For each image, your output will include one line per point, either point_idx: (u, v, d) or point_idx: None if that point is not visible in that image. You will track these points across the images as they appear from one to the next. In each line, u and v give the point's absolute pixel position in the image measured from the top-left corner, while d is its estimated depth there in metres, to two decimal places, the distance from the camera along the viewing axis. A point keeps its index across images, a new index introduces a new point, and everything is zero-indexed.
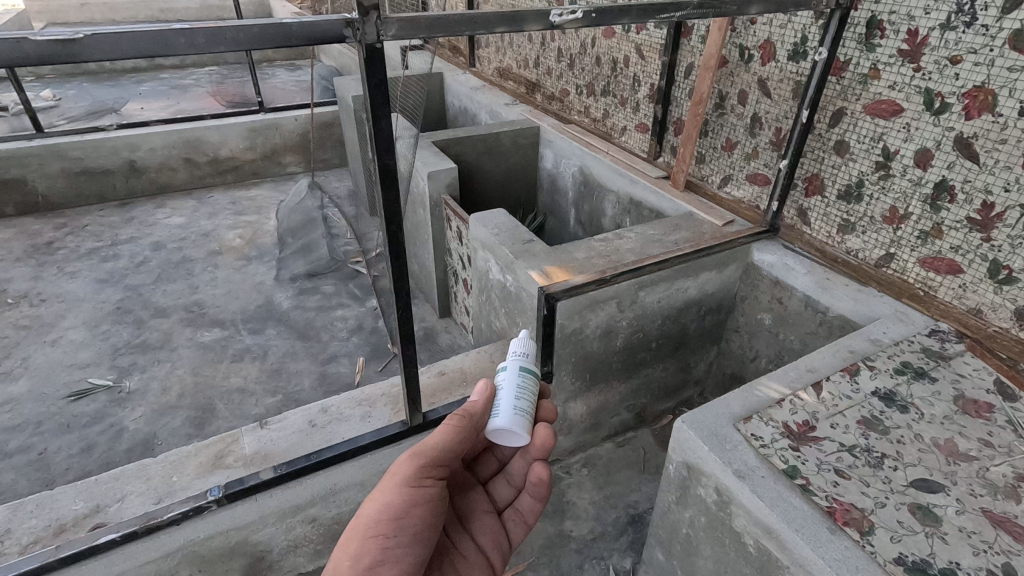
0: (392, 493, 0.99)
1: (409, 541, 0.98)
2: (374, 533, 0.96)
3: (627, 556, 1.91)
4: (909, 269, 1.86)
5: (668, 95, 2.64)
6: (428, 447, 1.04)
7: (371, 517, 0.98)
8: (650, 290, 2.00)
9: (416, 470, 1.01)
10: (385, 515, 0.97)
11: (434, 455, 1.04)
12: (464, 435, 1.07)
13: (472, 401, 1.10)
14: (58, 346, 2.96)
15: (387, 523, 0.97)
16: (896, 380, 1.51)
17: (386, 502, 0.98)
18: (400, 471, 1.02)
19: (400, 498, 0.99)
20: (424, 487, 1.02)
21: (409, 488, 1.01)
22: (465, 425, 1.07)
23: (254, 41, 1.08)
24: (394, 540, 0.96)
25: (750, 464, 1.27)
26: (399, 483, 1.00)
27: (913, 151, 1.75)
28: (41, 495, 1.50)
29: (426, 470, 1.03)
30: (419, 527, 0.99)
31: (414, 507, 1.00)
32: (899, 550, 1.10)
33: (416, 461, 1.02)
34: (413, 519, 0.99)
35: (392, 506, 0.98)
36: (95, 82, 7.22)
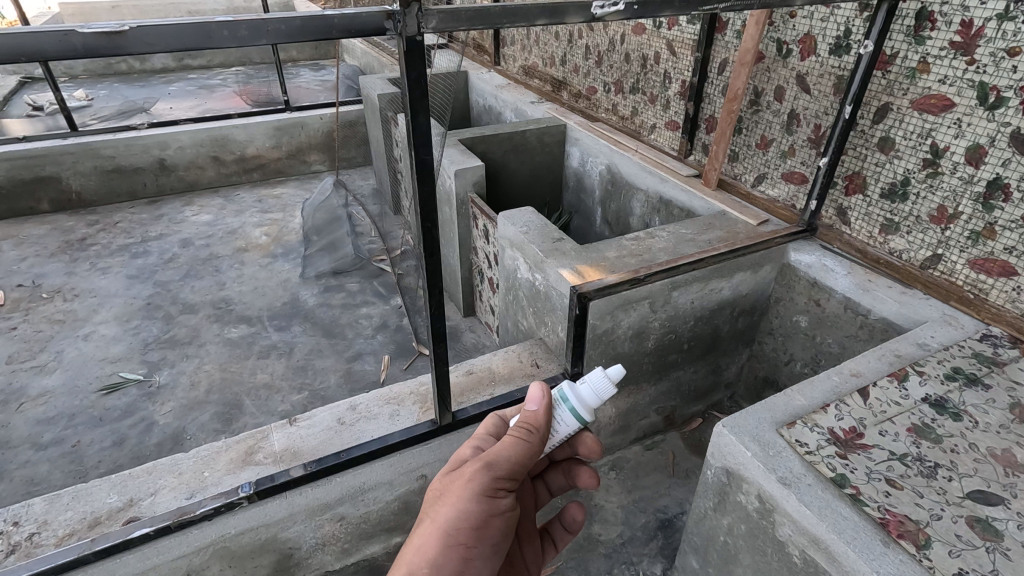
0: (469, 500, 0.88)
1: (487, 557, 0.87)
2: (454, 544, 0.85)
3: (657, 562, 1.87)
4: (958, 270, 1.80)
5: (701, 92, 2.58)
6: (503, 454, 0.95)
7: (449, 526, 0.86)
8: (684, 290, 1.95)
9: (494, 478, 0.91)
10: (466, 526, 0.86)
11: (510, 463, 0.94)
12: (533, 446, 1.00)
13: (532, 412, 1.05)
14: (91, 340, 3.01)
15: (468, 535, 0.86)
16: (947, 387, 1.45)
17: (464, 510, 0.87)
18: (477, 478, 0.90)
19: (479, 506, 0.88)
20: (500, 497, 0.91)
21: (485, 496, 0.89)
22: (533, 437, 1.01)
23: (295, 34, 1.07)
24: (474, 553, 0.86)
25: (795, 471, 1.22)
26: (475, 491, 0.89)
27: (965, 148, 1.69)
28: (77, 487, 1.51)
29: (501, 478, 0.92)
30: (499, 540, 0.89)
31: (493, 518, 0.89)
32: (958, 565, 1.05)
33: (492, 468, 0.92)
34: (493, 531, 0.89)
35: (472, 515, 0.87)
36: (126, 82, 7.37)
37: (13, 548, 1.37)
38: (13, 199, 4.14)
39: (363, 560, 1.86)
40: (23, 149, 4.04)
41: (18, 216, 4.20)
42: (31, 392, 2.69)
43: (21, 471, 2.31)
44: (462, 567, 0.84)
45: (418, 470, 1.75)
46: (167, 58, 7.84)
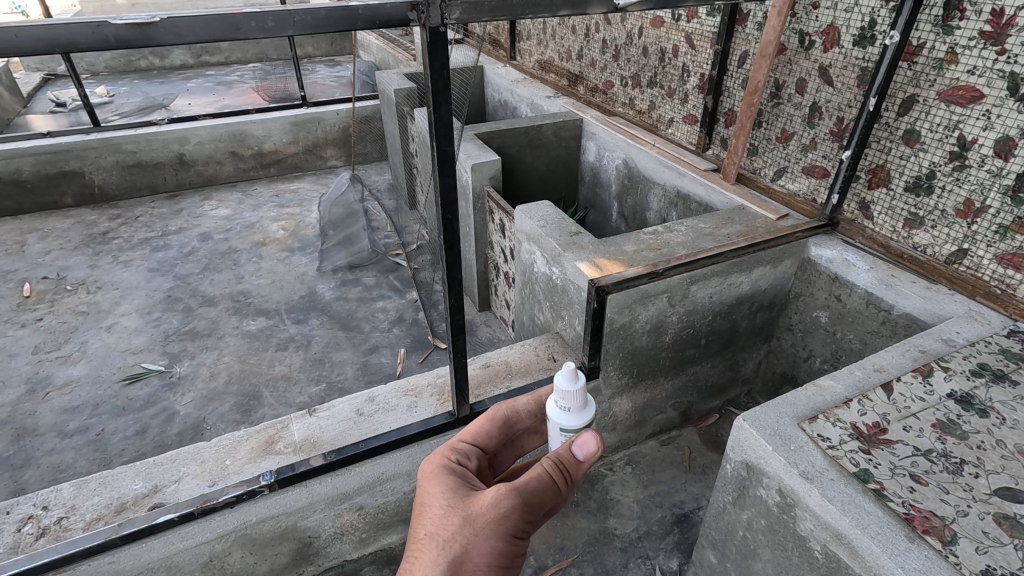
0: (501, 537, 0.90)
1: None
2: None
3: (674, 556, 1.86)
4: (984, 265, 1.76)
5: (720, 86, 2.56)
6: (537, 488, 0.94)
7: (480, 561, 0.89)
8: (702, 284, 1.94)
9: (527, 520, 0.93)
10: (496, 565, 0.89)
11: (541, 501, 0.95)
12: (563, 485, 0.98)
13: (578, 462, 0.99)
14: (114, 331, 3.06)
15: (494, 571, 0.89)
16: (973, 383, 1.43)
17: (496, 549, 0.90)
18: (511, 520, 0.91)
19: (510, 546, 0.91)
20: (527, 535, 0.95)
21: (516, 536, 0.92)
22: (568, 475, 0.98)
23: (321, 25, 1.14)
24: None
25: (817, 465, 1.21)
26: (509, 530, 0.91)
27: (994, 140, 1.66)
28: (104, 473, 1.54)
29: (532, 519, 0.94)
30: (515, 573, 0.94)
31: (517, 557, 0.93)
32: (986, 562, 1.03)
33: (528, 512, 0.93)
34: (515, 568, 0.93)
35: (502, 554, 0.90)
36: (145, 79, 7.47)
37: (43, 531, 1.40)
38: (38, 193, 4.22)
39: (380, 550, 1.88)
40: (48, 144, 4.12)
41: (43, 210, 4.28)
42: (57, 381, 2.75)
43: (47, 459, 2.37)
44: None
45: None
46: (186, 54, 7.94)
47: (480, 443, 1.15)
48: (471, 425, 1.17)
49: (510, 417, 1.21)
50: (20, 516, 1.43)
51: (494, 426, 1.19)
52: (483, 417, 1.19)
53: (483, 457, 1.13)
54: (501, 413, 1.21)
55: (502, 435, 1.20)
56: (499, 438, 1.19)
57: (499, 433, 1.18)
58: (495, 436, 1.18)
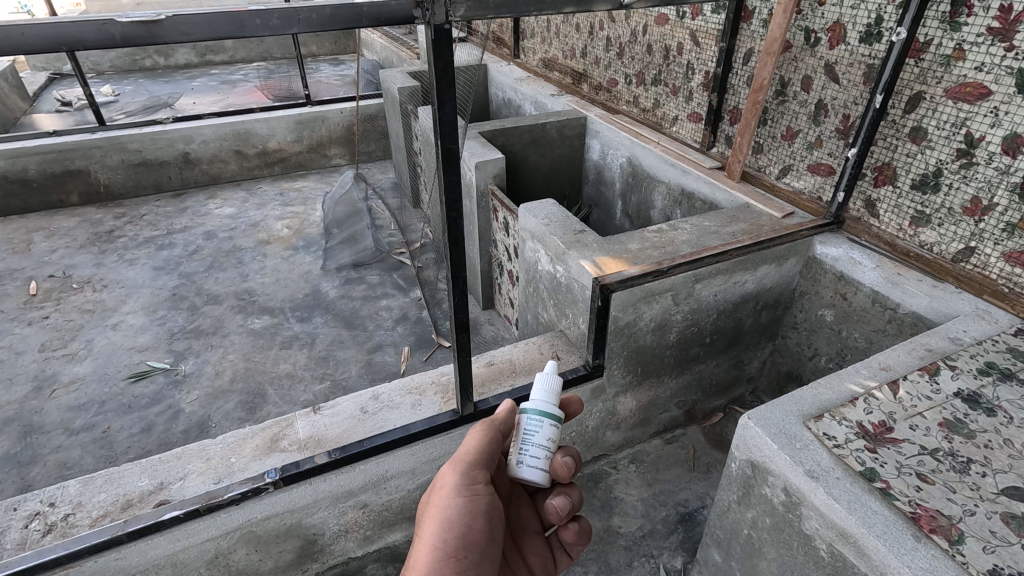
0: (445, 510, 0.94)
1: (478, 557, 0.92)
2: (444, 556, 0.90)
3: (677, 555, 1.86)
4: (992, 264, 1.75)
5: (725, 83, 2.55)
6: (466, 454, 1.02)
7: (435, 540, 0.91)
8: (707, 283, 1.93)
9: (463, 478, 0.98)
10: (450, 534, 0.91)
11: (472, 460, 1.01)
12: (490, 439, 1.06)
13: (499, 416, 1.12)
14: (119, 329, 3.08)
15: (455, 544, 0.91)
16: (980, 382, 1.42)
17: (444, 515, 0.93)
18: (448, 481, 0.98)
19: (455, 511, 0.93)
20: (476, 494, 0.97)
21: (460, 500, 0.95)
22: (490, 431, 1.07)
23: (325, 23, 1.17)
24: (466, 561, 0.91)
25: (823, 464, 1.20)
26: (449, 495, 0.95)
27: (1001, 137, 1.65)
28: (110, 470, 1.54)
29: (471, 477, 0.99)
30: (485, 539, 0.94)
31: (474, 521, 0.94)
32: (993, 562, 1.03)
33: (460, 465, 1.00)
34: (478, 530, 0.94)
35: (453, 523, 0.93)
36: (150, 78, 7.49)
37: (50, 528, 1.41)
38: (44, 192, 4.24)
39: (385, 548, 1.88)
40: (54, 142, 4.14)
41: (49, 209, 4.30)
42: (63, 379, 2.76)
43: (54, 456, 2.38)
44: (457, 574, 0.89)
45: (439, 460, 1.76)
46: (191, 53, 7.97)
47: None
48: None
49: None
50: (27, 512, 1.44)
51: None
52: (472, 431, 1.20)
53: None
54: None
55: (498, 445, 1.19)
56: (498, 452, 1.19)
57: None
58: None
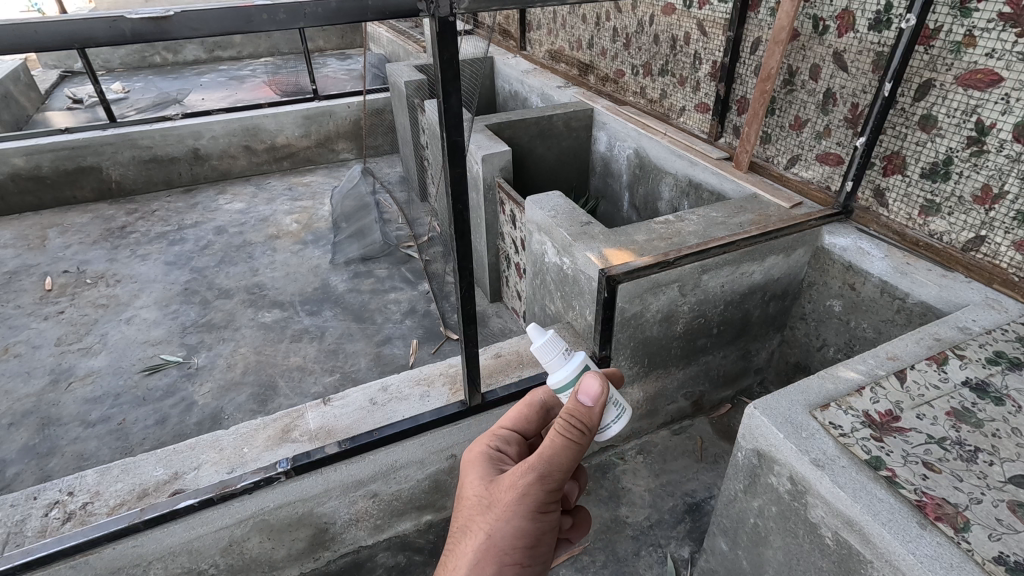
0: (523, 518, 0.91)
1: (537, 566, 0.94)
2: (510, 562, 0.90)
3: (685, 545, 1.87)
4: (1003, 252, 1.74)
5: (733, 73, 2.53)
6: (554, 462, 0.91)
7: (504, 544, 0.90)
8: (714, 273, 1.93)
9: (546, 497, 0.92)
10: (521, 545, 0.90)
11: (561, 472, 0.91)
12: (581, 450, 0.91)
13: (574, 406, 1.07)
14: (133, 323, 3.12)
15: (522, 552, 0.91)
16: (989, 371, 1.41)
17: (517, 530, 0.91)
18: (529, 496, 0.91)
19: (532, 524, 0.91)
20: (551, 511, 0.94)
21: (537, 513, 0.92)
22: (586, 440, 0.92)
23: (332, 16, 1.18)
24: (527, 568, 0.92)
25: (828, 453, 1.21)
26: (529, 508, 0.91)
27: (1013, 124, 1.63)
28: (126, 460, 1.58)
29: (551, 495, 0.93)
30: (548, 550, 0.95)
31: (545, 533, 0.94)
32: (999, 549, 1.03)
33: (546, 484, 0.91)
34: (543, 544, 0.93)
35: (526, 534, 0.91)
36: (159, 74, 7.54)
37: (69, 516, 1.44)
38: (57, 189, 4.30)
39: (395, 537, 1.91)
40: (66, 139, 4.19)
41: (62, 205, 4.36)
42: (79, 371, 2.82)
43: (71, 447, 2.43)
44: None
45: (447, 450, 1.79)
46: (199, 49, 8.04)
47: (522, 427, 1.10)
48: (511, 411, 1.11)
49: (546, 400, 1.11)
50: (47, 501, 1.48)
51: (533, 412, 1.11)
52: (522, 403, 1.11)
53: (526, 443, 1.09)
54: (538, 398, 1.11)
55: (544, 418, 1.13)
56: (540, 421, 1.12)
57: (540, 418, 1.12)
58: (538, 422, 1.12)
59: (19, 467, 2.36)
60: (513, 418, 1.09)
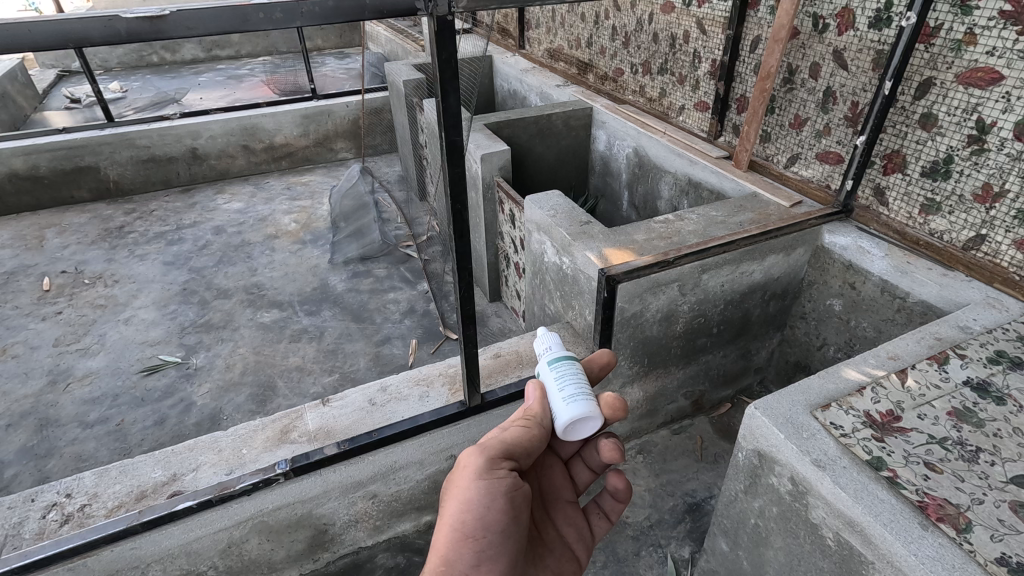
0: (468, 486, 0.89)
1: (497, 540, 0.88)
2: (462, 535, 0.86)
3: (685, 545, 1.87)
4: (1003, 251, 1.74)
5: (732, 71, 2.52)
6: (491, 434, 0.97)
7: (455, 520, 0.87)
8: (714, 273, 1.93)
9: (488, 460, 0.92)
10: (469, 513, 0.87)
11: (499, 442, 0.96)
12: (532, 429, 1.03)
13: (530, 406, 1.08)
14: (131, 324, 3.12)
15: (474, 524, 0.87)
16: (990, 371, 1.40)
17: (465, 499, 0.88)
18: (470, 462, 0.91)
19: (479, 489, 0.89)
20: (500, 476, 0.92)
21: (482, 479, 0.90)
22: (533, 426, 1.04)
23: (330, 15, 1.17)
24: (483, 541, 0.86)
25: (829, 453, 1.20)
26: (471, 474, 0.90)
27: (1013, 123, 1.62)
28: (124, 461, 1.57)
29: (497, 459, 0.94)
30: (506, 521, 0.90)
31: (497, 501, 0.90)
32: (1000, 550, 1.02)
33: (483, 447, 0.93)
34: (497, 513, 0.89)
35: (473, 503, 0.88)
36: (157, 74, 7.52)
37: (67, 518, 1.44)
38: (55, 188, 4.29)
39: (394, 538, 1.91)
40: (64, 139, 4.18)
41: (60, 205, 4.35)
42: (77, 372, 2.81)
43: (70, 448, 2.43)
44: (475, 554, 0.85)
45: (447, 451, 1.78)
46: (198, 48, 8.02)
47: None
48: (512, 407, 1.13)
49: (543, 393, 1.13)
50: (45, 503, 1.47)
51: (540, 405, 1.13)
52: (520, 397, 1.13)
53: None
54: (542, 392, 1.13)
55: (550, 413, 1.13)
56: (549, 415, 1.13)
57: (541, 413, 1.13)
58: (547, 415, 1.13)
59: (17, 468, 2.35)
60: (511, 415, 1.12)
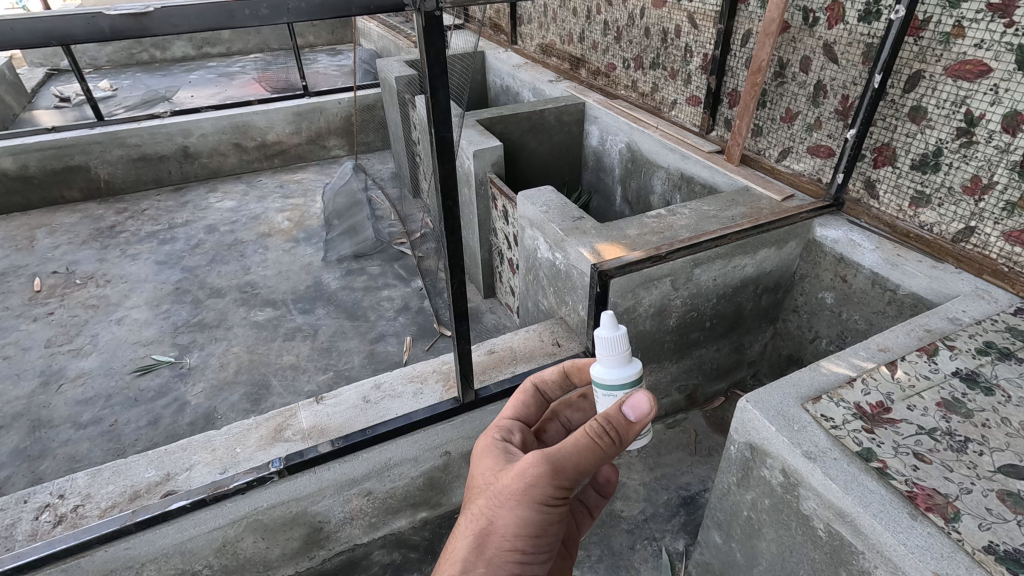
0: (526, 507, 0.87)
1: (541, 557, 0.89)
2: (508, 549, 0.86)
3: (680, 538, 1.88)
4: (992, 243, 1.75)
5: (723, 66, 2.52)
6: (569, 454, 0.87)
7: (505, 531, 0.86)
8: (706, 267, 1.93)
9: (556, 488, 0.87)
10: (524, 535, 0.86)
11: (576, 470, 0.87)
12: (609, 455, 0.89)
13: (626, 420, 0.89)
14: (124, 324, 3.10)
15: (523, 542, 0.86)
16: (978, 361, 1.42)
17: (522, 518, 0.86)
18: (538, 485, 0.87)
19: (537, 514, 0.87)
20: (562, 503, 0.89)
21: (544, 504, 0.87)
22: (615, 449, 0.89)
23: (317, 11, 1.17)
24: (529, 559, 0.87)
25: (820, 445, 1.21)
26: (536, 498, 0.87)
27: (1002, 115, 1.63)
28: (117, 462, 1.56)
29: (567, 489, 0.88)
30: (554, 541, 0.90)
31: (551, 525, 0.89)
32: (988, 539, 1.03)
33: (557, 477, 0.87)
34: (549, 537, 0.89)
35: (529, 524, 0.86)
36: (148, 72, 7.46)
37: (60, 519, 1.43)
38: (45, 188, 4.26)
39: (390, 534, 1.91)
40: (54, 139, 4.14)
41: (50, 206, 4.32)
42: (70, 373, 2.79)
43: (63, 449, 2.42)
44: (518, 571, 0.86)
45: (441, 447, 1.79)
46: (188, 46, 7.94)
47: (523, 416, 1.10)
48: (512, 400, 1.11)
49: (540, 385, 1.11)
50: (37, 504, 1.46)
51: (529, 399, 1.11)
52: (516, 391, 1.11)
53: (528, 430, 1.08)
54: (531, 386, 1.11)
55: (542, 406, 1.12)
56: (538, 410, 1.12)
57: (538, 405, 1.12)
58: (534, 406, 1.11)
59: (10, 470, 2.34)
60: (513, 407, 1.09)
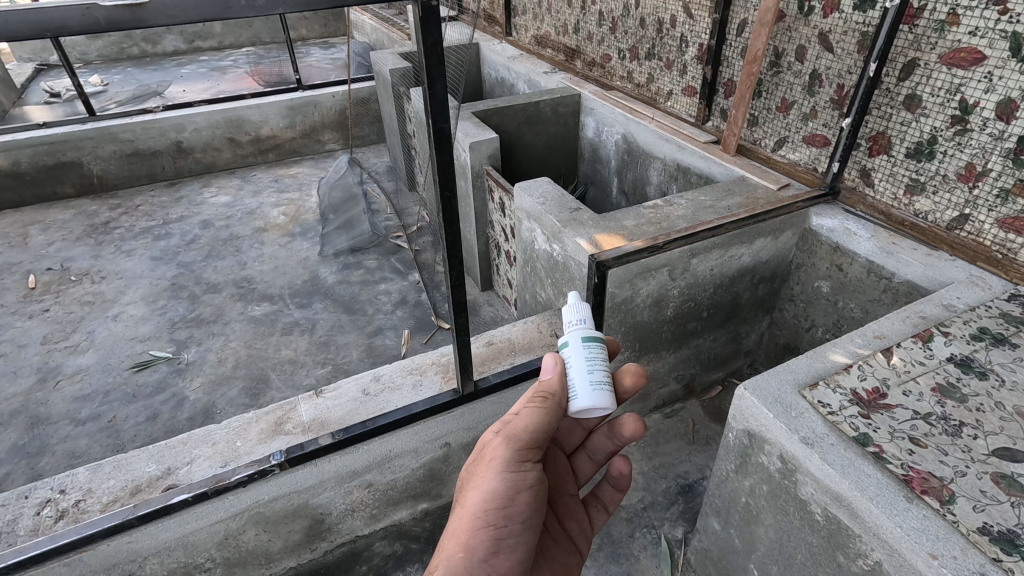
0: (494, 479, 0.91)
1: (517, 533, 0.91)
2: (483, 525, 0.88)
3: (678, 525, 1.89)
4: (986, 230, 1.76)
5: (719, 56, 2.52)
6: (520, 420, 0.97)
7: (476, 509, 0.90)
8: (703, 257, 1.94)
9: (515, 453, 0.94)
10: (492, 506, 0.89)
11: (527, 429, 0.96)
12: (550, 412, 1.01)
13: (544, 379, 1.06)
14: (120, 320, 3.09)
15: (496, 515, 0.89)
16: (973, 347, 1.43)
17: (489, 490, 0.90)
18: (498, 455, 0.93)
19: (504, 483, 0.91)
20: (526, 470, 0.94)
21: (508, 472, 0.92)
22: (549, 403, 1.01)
23: (311, 2, 1.16)
24: (504, 532, 0.89)
25: (817, 431, 1.23)
26: (498, 467, 0.92)
27: (996, 103, 1.64)
28: (117, 457, 1.56)
29: (524, 451, 0.95)
30: (529, 515, 0.92)
31: (519, 494, 0.92)
32: (982, 520, 1.05)
33: (513, 442, 0.94)
34: (520, 507, 0.91)
35: (498, 495, 0.90)
36: (139, 66, 7.39)
37: (62, 514, 1.43)
38: (38, 185, 4.22)
39: (391, 526, 1.92)
40: (45, 135, 4.10)
41: (43, 202, 4.28)
42: (67, 370, 2.78)
43: (62, 446, 2.42)
44: (495, 546, 0.88)
45: (441, 439, 1.80)
46: (179, 40, 7.86)
47: None
48: None
49: None
50: (39, 500, 1.47)
51: None
52: None
53: None
54: None
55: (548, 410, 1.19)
56: None
57: None
58: None
59: (9, 466, 2.33)
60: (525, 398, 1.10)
